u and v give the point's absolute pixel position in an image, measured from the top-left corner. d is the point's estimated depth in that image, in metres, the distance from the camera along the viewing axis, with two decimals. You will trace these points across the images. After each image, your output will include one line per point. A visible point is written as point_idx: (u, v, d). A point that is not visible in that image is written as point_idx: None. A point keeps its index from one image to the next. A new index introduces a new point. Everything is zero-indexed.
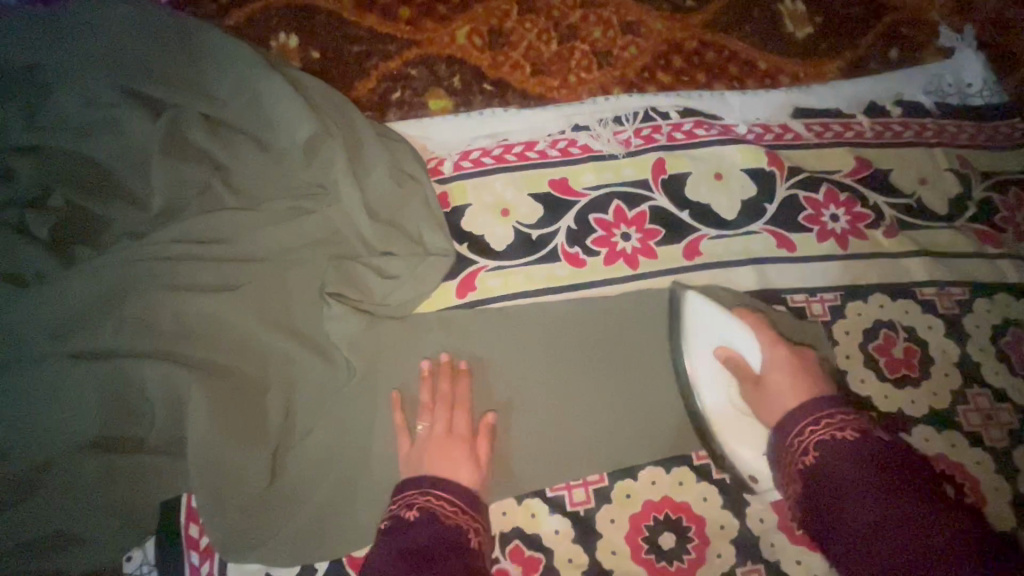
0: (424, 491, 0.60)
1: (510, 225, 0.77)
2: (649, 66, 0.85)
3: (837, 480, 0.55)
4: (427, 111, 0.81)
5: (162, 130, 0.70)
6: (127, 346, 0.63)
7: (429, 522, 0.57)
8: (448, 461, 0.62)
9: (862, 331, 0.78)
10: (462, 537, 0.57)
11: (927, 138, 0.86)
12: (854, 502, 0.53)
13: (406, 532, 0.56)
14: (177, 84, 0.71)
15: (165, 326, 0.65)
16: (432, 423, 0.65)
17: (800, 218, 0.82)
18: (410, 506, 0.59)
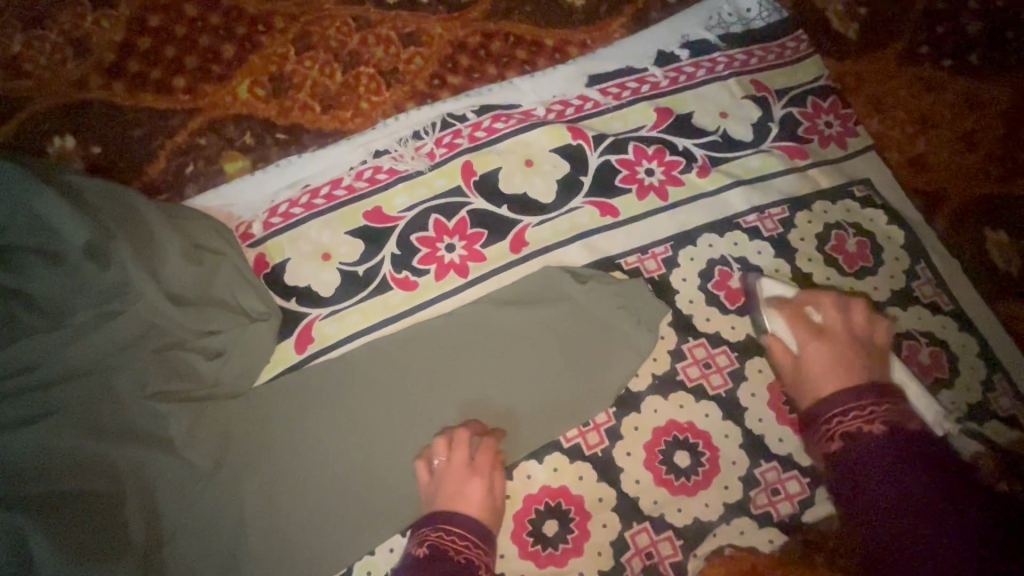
0: (437, 528, 0.61)
1: (334, 269, 0.77)
2: (437, 73, 0.85)
3: (853, 449, 0.57)
4: (225, 176, 0.80)
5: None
6: None
7: (441, 558, 0.58)
8: (466, 491, 0.64)
9: (698, 274, 0.81)
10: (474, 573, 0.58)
11: (718, 73, 0.88)
12: (881, 481, 0.53)
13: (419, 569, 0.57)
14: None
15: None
16: (453, 452, 0.67)
17: (617, 181, 0.83)
18: (421, 543, 0.60)
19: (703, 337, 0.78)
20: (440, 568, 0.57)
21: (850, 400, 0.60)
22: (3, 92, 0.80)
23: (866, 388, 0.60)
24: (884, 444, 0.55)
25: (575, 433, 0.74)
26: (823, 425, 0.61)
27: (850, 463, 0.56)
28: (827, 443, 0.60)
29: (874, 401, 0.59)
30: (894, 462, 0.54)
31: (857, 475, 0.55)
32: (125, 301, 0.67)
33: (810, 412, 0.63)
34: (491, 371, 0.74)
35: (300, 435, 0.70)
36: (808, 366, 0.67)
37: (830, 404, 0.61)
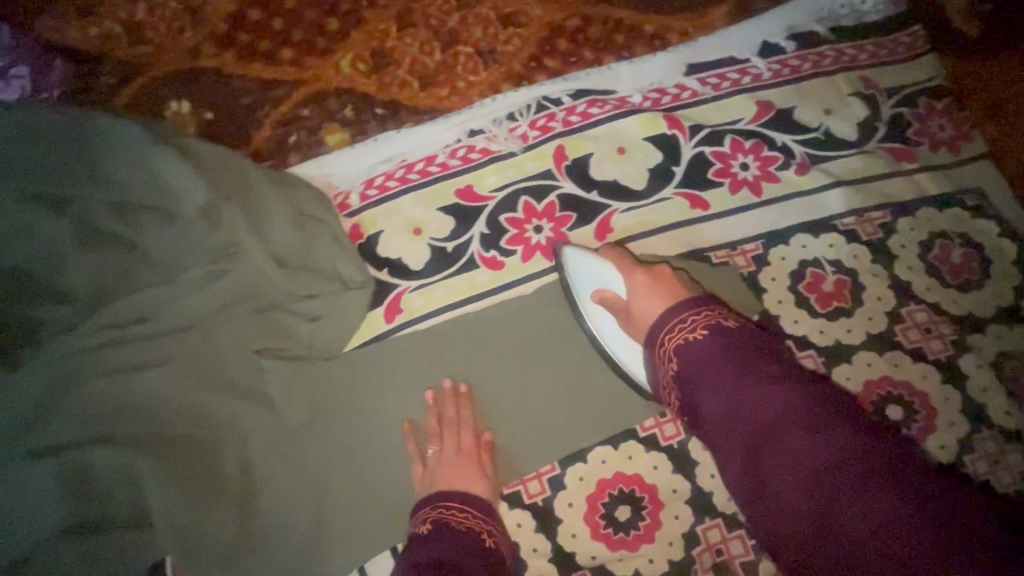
0: (438, 506, 0.65)
1: (424, 242, 0.79)
2: (534, 56, 0.85)
3: (693, 385, 0.59)
4: (326, 147, 0.82)
5: (69, 222, 0.71)
6: (73, 437, 0.66)
7: (449, 530, 0.62)
8: (463, 477, 0.68)
9: (789, 274, 0.79)
10: (477, 538, 0.62)
11: (826, 67, 0.85)
12: (716, 384, 0.56)
13: (431, 541, 0.61)
14: (88, 193, 0.73)
15: (114, 411, 0.67)
16: (441, 447, 0.71)
17: (709, 175, 0.81)
18: (426, 521, 0.64)
19: (791, 339, 0.76)
20: (445, 539, 0.61)
21: (673, 318, 0.63)
22: (124, 57, 0.86)
23: (690, 301, 0.64)
24: (714, 342, 0.59)
25: (652, 423, 0.74)
26: (660, 351, 0.64)
27: (687, 371, 0.60)
28: (668, 363, 0.62)
29: (713, 312, 0.62)
30: (721, 368, 0.57)
31: (692, 394, 0.59)
32: (232, 261, 0.72)
33: (649, 332, 0.65)
34: (572, 356, 0.76)
35: (386, 400, 0.75)
36: (663, 274, 0.68)
37: (671, 317, 0.64)
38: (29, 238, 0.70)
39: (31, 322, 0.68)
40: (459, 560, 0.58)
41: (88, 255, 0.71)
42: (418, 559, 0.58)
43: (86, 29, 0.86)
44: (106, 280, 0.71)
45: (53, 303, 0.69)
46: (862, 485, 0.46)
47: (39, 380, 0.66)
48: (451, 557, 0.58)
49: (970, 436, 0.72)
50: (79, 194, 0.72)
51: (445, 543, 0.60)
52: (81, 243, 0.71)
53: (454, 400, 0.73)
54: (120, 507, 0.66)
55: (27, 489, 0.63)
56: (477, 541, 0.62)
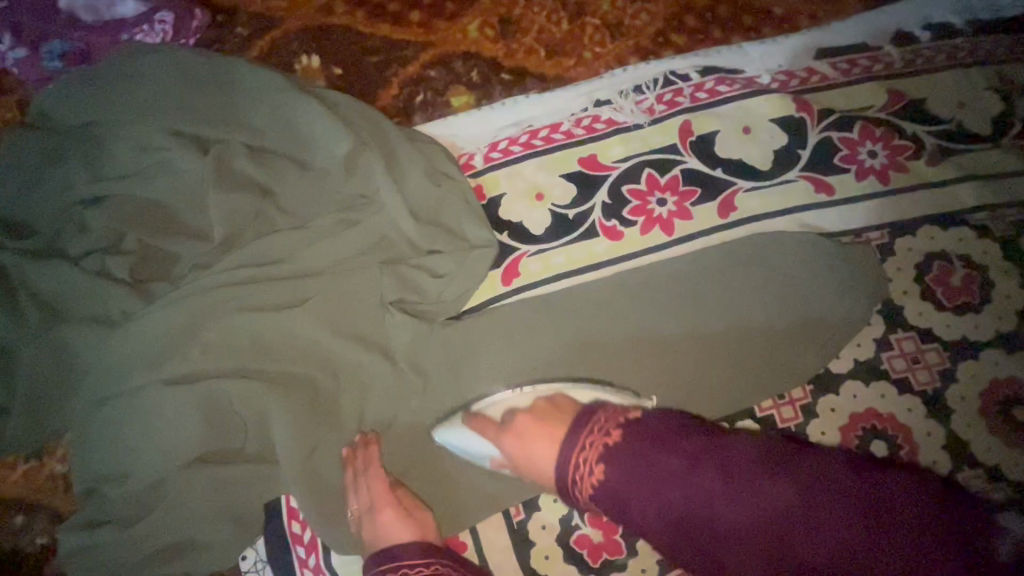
0: (389, 563, 0.62)
1: (545, 208, 0.79)
2: (662, 31, 0.85)
3: (620, 501, 0.54)
4: (451, 108, 0.83)
5: (213, 162, 0.74)
6: (212, 366, 0.68)
7: None
8: (382, 526, 0.65)
9: (914, 265, 0.77)
10: None
11: (960, 60, 0.83)
12: (642, 486, 0.53)
13: None
14: (230, 136, 0.76)
15: (247, 344, 0.70)
16: (358, 491, 0.67)
17: (835, 160, 0.80)
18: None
19: (914, 331, 0.75)
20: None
21: (571, 452, 0.59)
22: (260, 12, 0.88)
23: (581, 419, 0.60)
24: (634, 440, 0.55)
25: (769, 405, 0.75)
26: (570, 458, 0.59)
27: (603, 487, 0.55)
28: (577, 488, 0.58)
29: (624, 407, 0.60)
30: (652, 480, 0.53)
31: (620, 510, 0.55)
32: (362, 212, 0.75)
33: (558, 465, 0.60)
34: (692, 331, 0.75)
35: (502, 359, 0.74)
36: (564, 402, 0.65)
37: (569, 445, 0.59)
38: (179, 179, 0.74)
39: (180, 257, 0.73)
40: None
41: (229, 195, 0.73)
42: None
43: None
44: (243, 221, 0.74)
45: (198, 241, 0.73)
46: (816, 530, 0.47)
47: (183, 310, 0.69)
48: None
49: None
50: (222, 138, 0.76)
51: None
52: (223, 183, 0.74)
53: (365, 450, 0.70)
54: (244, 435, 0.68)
55: (168, 412, 0.66)
56: None
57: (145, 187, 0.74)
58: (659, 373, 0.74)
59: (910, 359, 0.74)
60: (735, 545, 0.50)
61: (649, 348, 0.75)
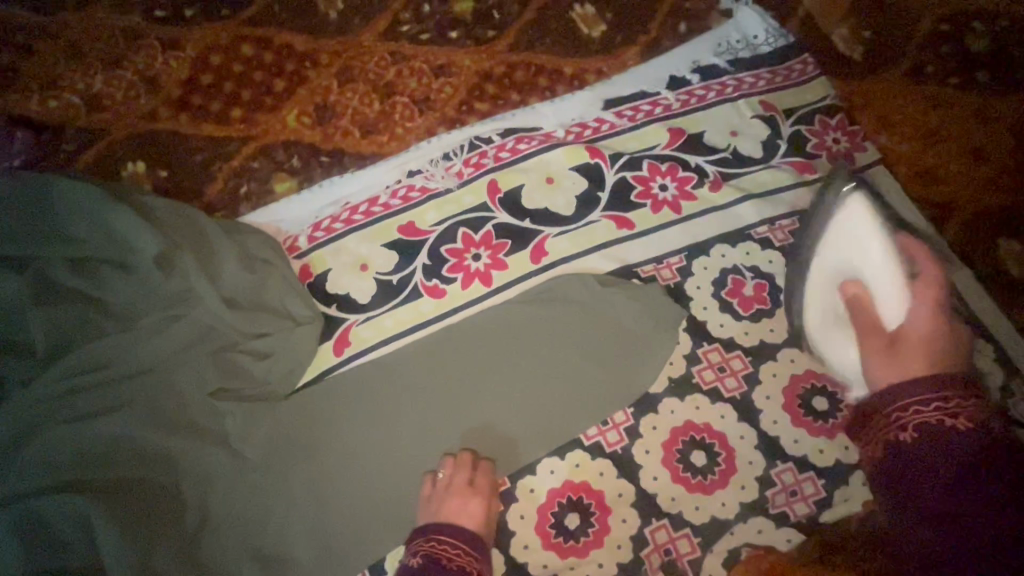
0: (431, 539, 0.69)
1: (370, 277, 0.84)
2: (465, 101, 0.93)
3: (907, 472, 0.56)
4: (275, 195, 0.88)
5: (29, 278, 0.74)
6: (36, 485, 0.68)
7: (436, 567, 0.67)
8: (466, 511, 0.70)
9: (712, 282, 0.85)
10: None
11: (728, 94, 0.94)
12: (931, 479, 0.54)
13: None
14: (49, 250, 0.77)
15: (73, 457, 0.70)
16: (454, 472, 0.72)
17: (631, 197, 0.88)
18: (415, 553, 0.69)
19: (718, 342, 0.82)
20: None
21: (919, 392, 0.58)
22: (84, 124, 0.92)
23: (950, 377, 0.58)
24: (964, 440, 0.54)
25: (595, 432, 0.78)
26: (889, 408, 0.59)
27: (909, 453, 0.56)
28: (899, 430, 0.58)
29: (458, 543, 0.68)
30: (971, 469, 0.53)
31: (904, 472, 0.56)
32: (186, 307, 0.76)
33: (876, 396, 0.61)
34: (515, 373, 0.79)
35: (333, 422, 0.77)
36: (909, 349, 0.62)
37: (913, 390, 0.58)
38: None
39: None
40: None
41: (44, 308, 0.74)
42: None
43: (48, 102, 0.93)
44: (63, 332, 0.74)
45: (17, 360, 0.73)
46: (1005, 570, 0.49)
47: (2, 433, 0.69)
48: None
49: None
50: (39, 254, 0.76)
51: None
52: (41, 299, 0.74)
53: (467, 464, 0.73)
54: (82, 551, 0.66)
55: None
56: None
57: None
58: (484, 415, 0.77)
59: (717, 369, 0.81)
60: (927, 528, 0.53)
61: (478, 398, 0.78)
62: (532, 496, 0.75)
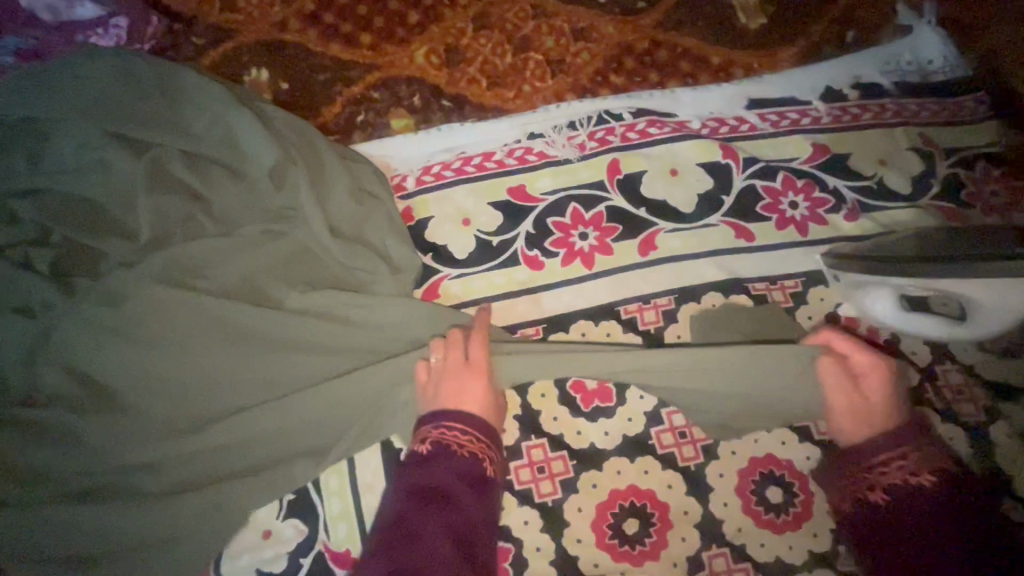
0: (438, 426, 0.64)
1: (471, 233, 0.81)
2: (601, 71, 0.88)
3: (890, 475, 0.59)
4: (390, 130, 0.86)
5: (144, 163, 0.74)
6: (114, 371, 0.67)
7: (444, 454, 0.61)
8: (467, 389, 0.66)
9: (825, 316, 0.79)
10: (477, 466, 0.62)
11: (886, 119, 0.86)
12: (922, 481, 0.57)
13: (428, 464, 0.61)
14: (165, 140, 0.76)
15: (144, 352, 0.67)
16: (444, 353, 0.69)
17: (757, 208, 0.83)
18: (421, 440, 0.64)
19: None
20: (441, 463, 0.61)
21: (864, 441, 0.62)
22: (216, 23, 0.91)
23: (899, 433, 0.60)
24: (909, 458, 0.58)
25: (671, 442, 0.74)
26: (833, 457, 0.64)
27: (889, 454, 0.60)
28: None
29: (474, 433, 0.64)
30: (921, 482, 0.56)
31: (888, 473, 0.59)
32: (287, 225, 0.75)
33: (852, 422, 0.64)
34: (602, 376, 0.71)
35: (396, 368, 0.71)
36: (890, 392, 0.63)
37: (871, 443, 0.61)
38: (105, 175, 0.74)
39: (95, 253, 0.72)
40: (455, 491, 0.59)
41: (154, 197, 0.73)
42: (417, 484, 0.59)
43: None
44: (165, 223, 0.73)
45: (117, 239, 0.72)
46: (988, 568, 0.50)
47: (85, 314, 0.67)
48: (448, 489, 0.59)
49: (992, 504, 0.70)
50: (155, 142, 0.76)
51: (441, 467, 0.60)
52: (151, 186, 0.74)
53: (459, 342, 0.70)
54: (141, 447, 0.65)
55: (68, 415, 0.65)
56: (479, 470, 0.62)
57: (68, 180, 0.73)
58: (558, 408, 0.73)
59: None
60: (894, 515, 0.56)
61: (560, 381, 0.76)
62: (595, 493, 0.72)
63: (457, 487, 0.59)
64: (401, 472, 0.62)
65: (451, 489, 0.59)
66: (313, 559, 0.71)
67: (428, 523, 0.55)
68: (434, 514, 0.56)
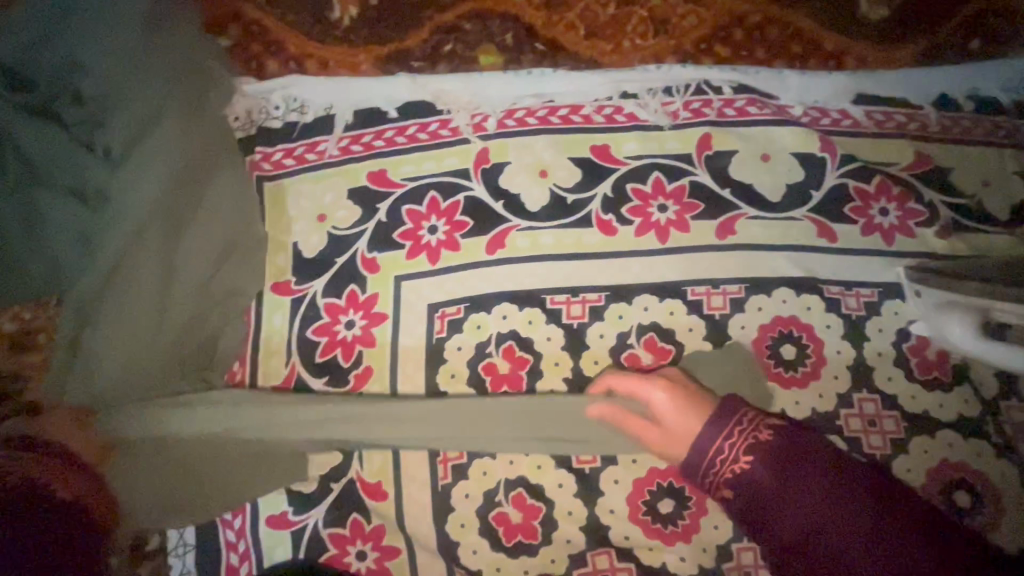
0: (41, 473, 0.54)
1: (547, 186, 0.78)
2: (707, 39, 0.83)
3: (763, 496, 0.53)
4: (477, 66, 0.82)
5: (178, 89, 0.74)
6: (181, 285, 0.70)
7: (65, 510, 0.53)
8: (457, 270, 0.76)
9: (896, 330, 0.75)
10: (82, 509, 0.54)
11: (997, 137, 0.81)
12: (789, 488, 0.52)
13: (47, 507, 0.51)
14: None
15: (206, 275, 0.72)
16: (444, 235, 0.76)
17: (845, 209, 0.78)
18: (52, 477, 0.54)
19: (880, 394, 0.74)
20: (45, 509, 0.51)
21: (714, 437, 0.57)
22: None
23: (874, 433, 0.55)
24: (760, 468, 0.54)
25: None
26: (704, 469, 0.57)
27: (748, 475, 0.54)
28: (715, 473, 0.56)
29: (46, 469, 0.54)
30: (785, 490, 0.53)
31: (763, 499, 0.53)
32: None
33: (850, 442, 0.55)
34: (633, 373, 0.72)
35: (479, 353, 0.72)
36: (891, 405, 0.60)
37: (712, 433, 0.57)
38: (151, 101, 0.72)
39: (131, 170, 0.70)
40: (70, 531, 0.52)
41: (195, 127, 0.74)
42: (53, 532, 0.50)
43: None
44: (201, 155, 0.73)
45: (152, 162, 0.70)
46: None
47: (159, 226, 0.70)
48: (63, 537, 0.51)
49: None
50: (188, 73, 0.76)
51: (57, 516, 0.52)
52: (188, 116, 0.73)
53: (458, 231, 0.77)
54: (175, 372, 0.69)
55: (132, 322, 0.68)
56: (91, 521, 0.54)
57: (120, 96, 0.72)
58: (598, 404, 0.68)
59: (866, 422, 0.73)
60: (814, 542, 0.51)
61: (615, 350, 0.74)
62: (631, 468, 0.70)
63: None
64: (41, 514, 0.51)
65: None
66: (345, 484, 0.71)
67: (47, 556, 0.49)
68: (53, 545, 0.50)
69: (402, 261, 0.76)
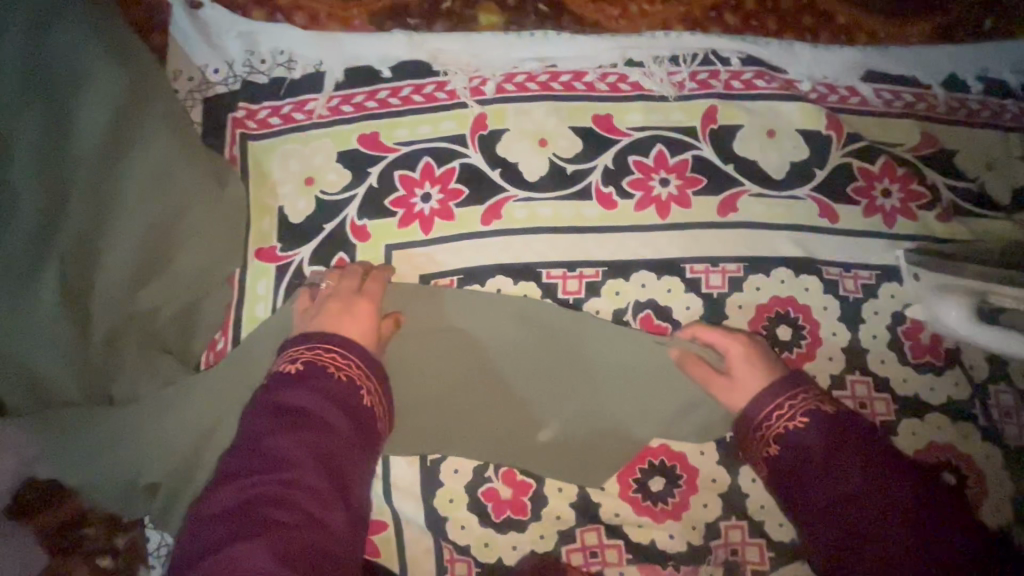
0: (314, 349, 0.56)
1: (546, 155, 0.75)
2: (718, 6, 0.79)
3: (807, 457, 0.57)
4: (477, 25, 0.77)
5: (111, 55, 0.62)
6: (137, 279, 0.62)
7: (319, 376, 0.54)
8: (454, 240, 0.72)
9: (892, 314, 0.75)
10: (344, 394, 0.54)
11: (1002, 121, 0.80)
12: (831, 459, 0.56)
13: (299, 387, 0.53)
14: None
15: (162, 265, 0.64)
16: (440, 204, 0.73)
17: (849, 189, 0.77)
18: (291, 362, 0.56)
19: (872, 376, 0.74)
20: (310, 386, 0.53)
21: (768, 402, 0.61)
22: None
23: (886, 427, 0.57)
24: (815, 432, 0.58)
25: None
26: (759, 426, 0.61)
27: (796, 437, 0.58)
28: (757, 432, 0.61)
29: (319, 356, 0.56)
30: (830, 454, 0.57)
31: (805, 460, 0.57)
32: None
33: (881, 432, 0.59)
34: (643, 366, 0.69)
35: (531, 328, 0.68)
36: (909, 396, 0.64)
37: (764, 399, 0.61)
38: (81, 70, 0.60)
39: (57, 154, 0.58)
40: (316, 414, 0.52)
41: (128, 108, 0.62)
42: (282, 404, 0.52)
43: None
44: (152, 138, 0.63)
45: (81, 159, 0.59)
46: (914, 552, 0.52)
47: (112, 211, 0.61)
48: (308, 410, 0.52)
49: (1011, 526, 0.70)
50: (122, 34, 0.64)
51: (308, 391, 0.53)
52: (134, 89, 0.63)
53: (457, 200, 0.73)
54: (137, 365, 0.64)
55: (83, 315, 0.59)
56: (350, 403, 0.54)
57: (40, 65, 0.58)
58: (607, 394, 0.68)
59: (857, 404, 0.73)
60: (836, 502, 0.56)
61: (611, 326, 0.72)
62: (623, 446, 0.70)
63: (332, 413, 0.52)
64: (260, 396, 0.53)
65: (322, 414, 0.52)
66: None
67: (289, 446, 0.49)
68: (293, 434, 0.50)
69: (394, 230, 0.73)
